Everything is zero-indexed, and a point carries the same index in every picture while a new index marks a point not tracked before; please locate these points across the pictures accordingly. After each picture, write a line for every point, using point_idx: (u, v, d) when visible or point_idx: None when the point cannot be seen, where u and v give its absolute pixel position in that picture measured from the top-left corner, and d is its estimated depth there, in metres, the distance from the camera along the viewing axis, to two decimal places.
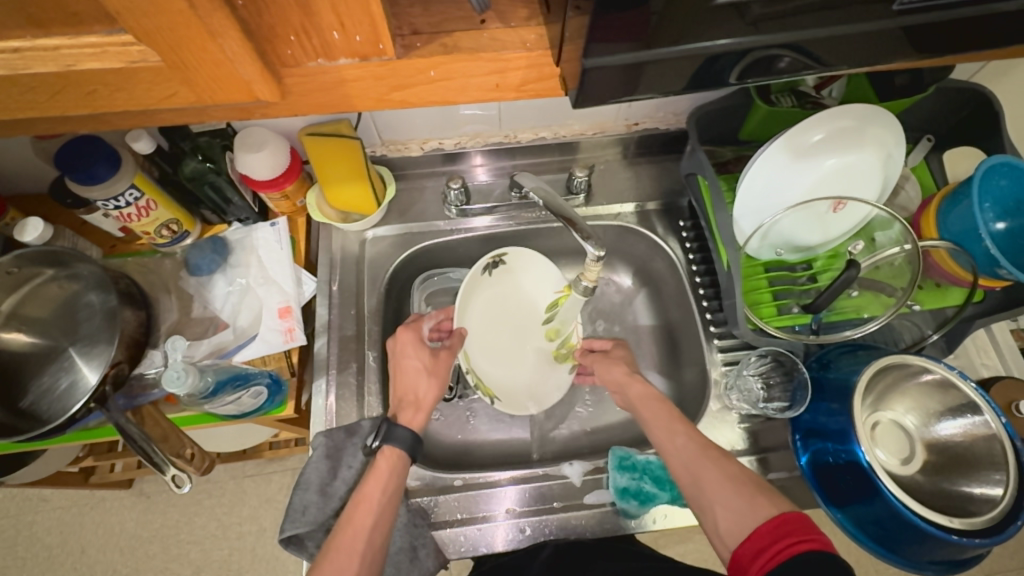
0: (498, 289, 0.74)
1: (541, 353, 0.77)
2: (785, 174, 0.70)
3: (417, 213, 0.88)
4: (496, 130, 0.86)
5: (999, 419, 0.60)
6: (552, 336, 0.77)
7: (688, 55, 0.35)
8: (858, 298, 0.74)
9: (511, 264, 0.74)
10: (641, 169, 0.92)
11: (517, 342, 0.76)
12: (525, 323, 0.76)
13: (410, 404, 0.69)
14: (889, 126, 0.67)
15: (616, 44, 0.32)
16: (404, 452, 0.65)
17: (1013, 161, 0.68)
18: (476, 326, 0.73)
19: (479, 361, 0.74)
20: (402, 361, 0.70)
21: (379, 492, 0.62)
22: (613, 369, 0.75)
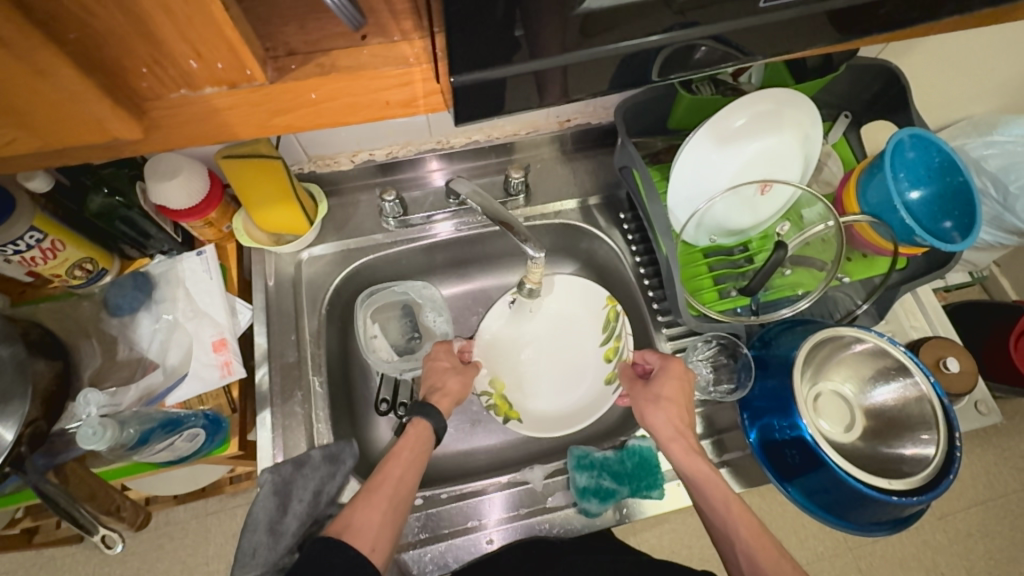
0: (548, 317, 0.83)
1: (598, 375, 0.80)
2: (711, 162, 0.71)
3: (353, 228, 0.85)
4: (428, 136, 0.84)
5: (927, 379, 0.63)
6: (609, 356, 0.80)
7: (597, 59, 0.34)
8: (792, 276, 0.76)
9: (561, 292, 0.83)
10: (578, 164, 0.91)
11: (570, 367, 0.82)
12: (580, 348, 0.82)
13: (440, 391, 0.72)
14: (803, 108, 0.70)
15: (508, 55, 0.32)
16: (435, 429, 0.67)
17: (920, 132, 0.72)
18: (501, 356, 0.82)
19: (513, 384, 0.81)
20: (436, 362, 0.75)
21: (409, 449, 0.64)
22: (656, 414, 0.68)
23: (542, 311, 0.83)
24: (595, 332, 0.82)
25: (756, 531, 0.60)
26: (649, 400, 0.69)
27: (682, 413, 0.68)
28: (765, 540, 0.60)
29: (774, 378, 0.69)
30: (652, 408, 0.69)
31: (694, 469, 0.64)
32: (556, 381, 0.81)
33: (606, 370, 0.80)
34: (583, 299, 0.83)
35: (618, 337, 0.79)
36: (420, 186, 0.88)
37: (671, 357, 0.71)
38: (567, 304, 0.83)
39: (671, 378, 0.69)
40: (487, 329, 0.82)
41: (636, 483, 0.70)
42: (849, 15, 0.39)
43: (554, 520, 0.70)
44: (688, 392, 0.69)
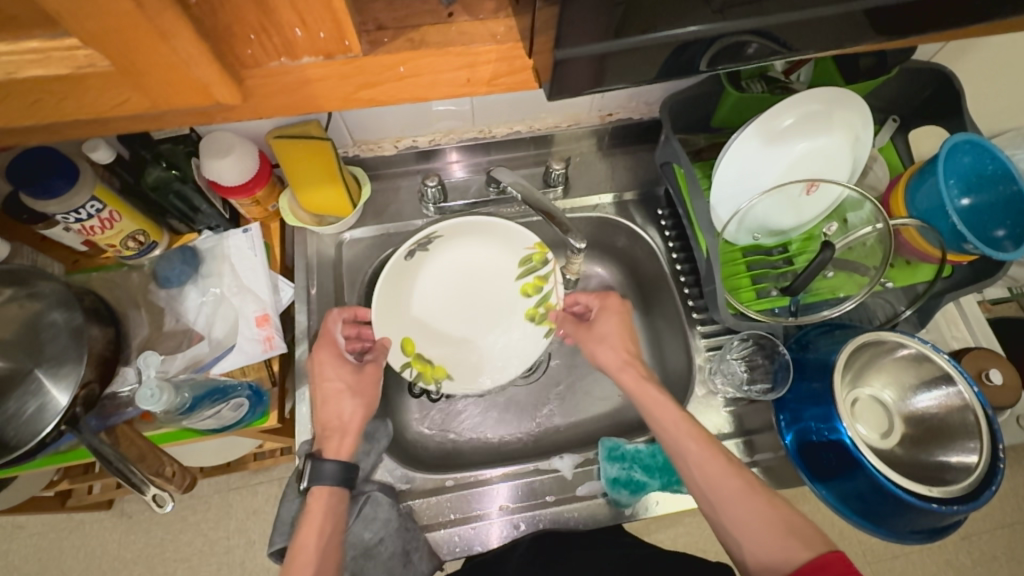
0: (447, 264, 0.81)
1: (517, 309, 0.81)
2: (756, 161, 0.70)
3: (393, 214, 0.86)
4: (470, 125, 0.85)
5: (971, 389, 0.62)
6: (530, 290, 0.80)
7: (669, 43, 0.35)
8: (833, 279, 0.75)
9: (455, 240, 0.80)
10: (616, 160, 0.91)
11: (479, 306, 0.81)
12: (500, 285, 0.81)
13: (336, 429, 0.67)
14: (856, 109, 0.69)
15: (588, 37, 0.32)
16: (338, 488, 0.63)
17: (976, 138, 0.70)
18: (407, 312, 0.78)
19: (427, 346, 0.78)
20: (323, 384, 0.68)
21: (316, 537, 0.60)
22: (603, 350, 0.73)
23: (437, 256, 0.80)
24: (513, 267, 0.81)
25: (709, 447, 0.63)
26: (591, 339, 0.75)
27: (624, 345, 0.73)
28: (719, 461, 0.62)
29: (813, 380, 0.68)
30: (598, 345, 0.74)
31: (641, 396, 0.68)
32: (469, 325, 0.80)
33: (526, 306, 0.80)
34: (502, 233, 0.80)
35: (542, 276, 0.79)
36: (460, 174, 0.89)
37: (607, 296, 0.77)
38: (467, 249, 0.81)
39: (610, 314, 0.75)
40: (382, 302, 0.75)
41: (667, 477, 0.70)
42: (913, 13, 0.39)
43: (581, 509, 0.70)
44: (626, 326, 0.75)
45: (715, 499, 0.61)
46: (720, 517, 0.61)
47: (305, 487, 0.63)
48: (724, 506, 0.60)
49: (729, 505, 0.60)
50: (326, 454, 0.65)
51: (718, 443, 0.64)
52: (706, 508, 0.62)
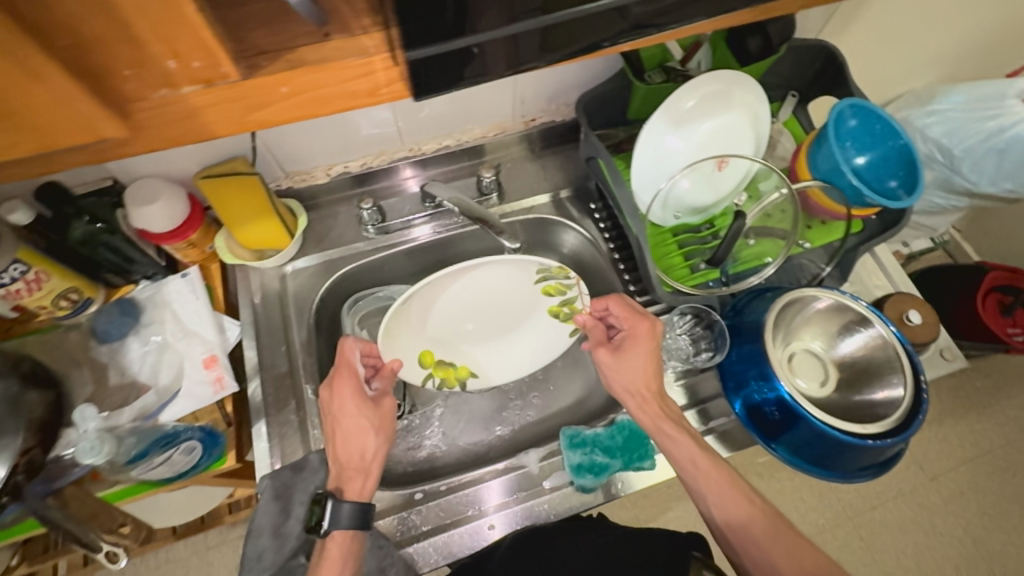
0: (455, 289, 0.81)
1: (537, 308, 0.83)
2: (670, 145, 0.75)
3: (334, 239, 0.87)
4: (399, 145, 0.87)
5: (888, 327, 0.67)
6: (552, 291, 0.81)
7: (535, 37, 0.38)
8: (757, 246, 0.80)
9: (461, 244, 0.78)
10: (546, 161, 0.96)
11: (494, 304, 0.83)
12: (517, 296, 0.82)
13: (357, 470, 0.64)
14: (749, 87, 0.75)
15: None
16: (357, 531, 0.61)
17: (857, 101, 0.77)
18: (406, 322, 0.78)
19: (440, 347, 0.81)
20: (340, 418, 0.65)
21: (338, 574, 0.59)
22: (630, 376, 0.70)
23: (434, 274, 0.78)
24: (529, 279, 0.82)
25: (719, 477, 0.65)
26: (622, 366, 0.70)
27: (647, 378, 0.69)
28: (736, 498, 0.64)
29: (750, 342, 0.72)
30: (619, 372, 0.70)
31: (658, 437, 0.67)
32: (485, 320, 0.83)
33: (549, 304, 0.82)
34: (501, 272, 0.81)
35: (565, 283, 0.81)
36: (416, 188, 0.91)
37: (639, 321, 0.71)
38: (476, 289, 0.82)
39: (639, 346, 0.70)
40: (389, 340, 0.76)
41: (628, 456, 0.70)
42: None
43: (551, 500, 0.71)
44: (654, 358, 0.70)
45: (732, 534, 0.64)
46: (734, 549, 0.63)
47: (324, 532, 0.60)
48: (736, 537, 0.63)
49: (745, 542, 0.62)
50: (347, 495, 0.62)
51: (745, 483, 0.66)
52: (725, 545, 0.64)
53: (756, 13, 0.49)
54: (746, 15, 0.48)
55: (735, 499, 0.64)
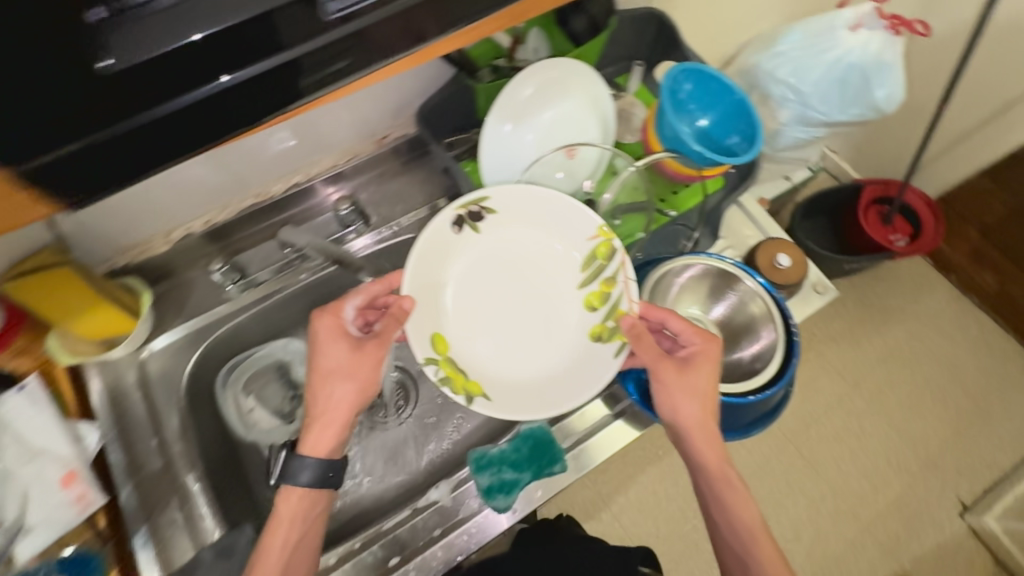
0: (488, 258, 0.71)
1: (569, 300, 0.71)
2: (511, 144, 0.74)
3: (192, 307, 0.80)
4: (242, 192, 0.81)
5: (755, 280, 0.71)
6: (595, 302, 0.69)
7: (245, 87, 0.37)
8: (626, 223, 0.80)
9: (509, 216, 0.71)
10: (411, 175, 0.91)
11: (532, 302, 0.71)
12: (543, 280, 0.71)
13: (317, 419, 0.65)
14: (578, 71, 0.74)
15: None
16: (314, 494, 0.64)
17: (688, 65, 0.77)
18: (430, 264, 0.68)
19: (455, 343, 0.69)
20: (317, 361, 0.65)
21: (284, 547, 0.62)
22: (687, 399, 0.66)
23: (482, 238, 0.70)
24: (575, 271, 0.71)
25: (727, 479, 0.67)
26: (676, 395, 0.66)
27: (704, 404, 0.66)
28: (757, 527, 0.66)
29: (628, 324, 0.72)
30: (681, 396, 0.66)
31: (716, 479, 0.67)
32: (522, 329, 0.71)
33: (590, 322, 0.69)
34: (567, 219, 0.70)
35: (610, 278, 0.68)
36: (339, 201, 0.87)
37: (710, 344, 0.67)
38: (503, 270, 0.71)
39: (708, 365, 0.66)
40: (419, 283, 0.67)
41: (537, 464, 0.69)
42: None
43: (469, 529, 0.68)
44: (716, 379, 0.67)
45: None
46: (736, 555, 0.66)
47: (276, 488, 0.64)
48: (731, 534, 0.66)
49: (754, 550, 0.65)
50: (302, 450, 0.64)
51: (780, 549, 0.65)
52: None
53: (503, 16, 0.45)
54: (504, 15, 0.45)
55: (766, 545, 0.64)
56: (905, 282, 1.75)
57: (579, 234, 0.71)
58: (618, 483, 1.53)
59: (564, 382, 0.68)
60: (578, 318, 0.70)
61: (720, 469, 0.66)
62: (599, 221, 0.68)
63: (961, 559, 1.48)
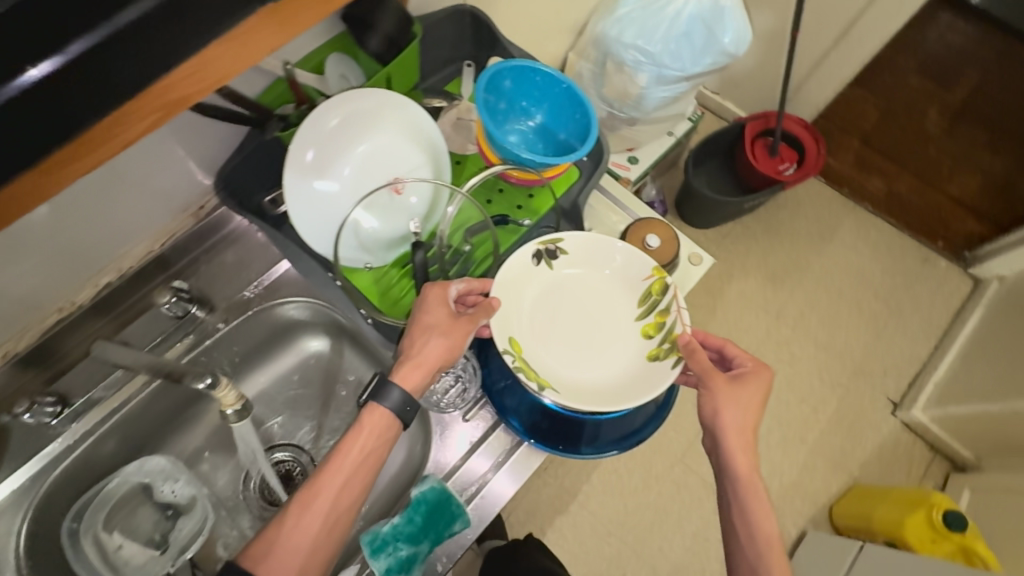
0: (558, 288, 0.69)
1: (628, 331, 0.67)
2: (326, 194, 0.68)
3: (19, 453, 0.70)
4: (41, 310, 0.70)
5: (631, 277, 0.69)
6: (651, 332, 0.66)
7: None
8: (476, 247, 0.74)
9: (581, 246, 0.69)
10: (243, 243, 0.83)
11: (601, 324, 0.68)
12: (615, 319, 0.68)
13: (413, 359, 0.61)
14: (383, 98, 0.69)
15: None
16: (391, 420, 0.60)
17: (506, 62, 0.71)
18: (507, 293, 0.66)
19: (530, 347, 0.65)
20: (419, 315, 0.62)
21: (356, 455, 0.59)
22: (739, 430, 0.61)
23: (571, 263, 0.69)
24: (631, 304, 0.68)
25: (768, 529, 0.58)
26: (732, 408, 0.61)
27: (749, 423, 0.61)
28: (775, 537, 0.58)
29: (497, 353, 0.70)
30: (727, 405, 0.61)
31: (745, 476, 0.60)
32: (579, 352, 0.67)
33: (646, 346, 0.66)
34: (604, 249, 0.69)
35: (664, 310, 0.66)
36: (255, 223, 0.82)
37: (759, 369, 0.64)
38: (591, 267, 0.69)
39: (754, 385, 0.63)
40: (508, 277, 0.66)
41: (435, 531, 0.64)
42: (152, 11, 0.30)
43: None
44: (763, 405, 0.63)
45: None
46: (748, 564, 0.59)
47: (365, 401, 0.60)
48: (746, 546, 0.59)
49: (765, 554, 0.57)
50: (395, 379, 0.61)
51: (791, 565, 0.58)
52: None
53: (133, 112, 0.32)
54: (134, 110, 0.32)
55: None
56: (808, 203, 1.76)
57: (633, 272, 0.69)
58: (577, 472, 1.50)
59: (626, 390, 0.64)
60: (627, 359, 0.66)
61: (752, 484, 0.60)
62: (653, 261, 0.68)
63: (904, 457, 1.53)
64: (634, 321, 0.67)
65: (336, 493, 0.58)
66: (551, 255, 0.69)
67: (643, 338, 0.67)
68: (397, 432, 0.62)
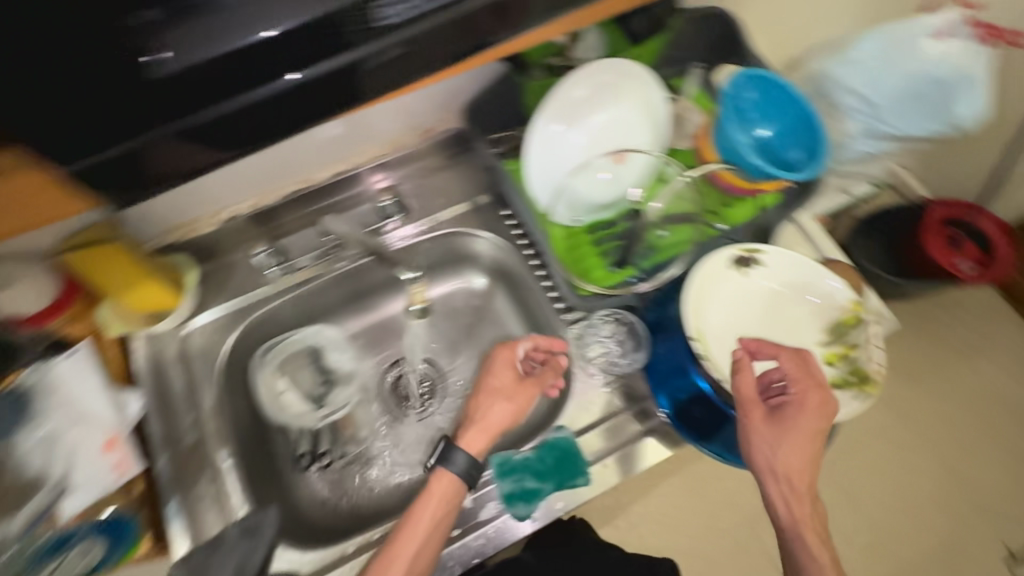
0: (748, 295, 0.69)
1: (810, 353, 0.66)
2: (561, 143, 0.72)
3: (235, 287, 0.82)
4: (289, 178, 0.82)
5: (824, 304, 0.68)
6: (833, 361, 0.65)
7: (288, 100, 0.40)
8: (671, 236, 0.77)
9: (779, 261, 0.69)
10: (450, 172, 0.90)
11: (784, 338, 0.67)
12: (798, 338, 0.67)
13: (478, 424, 0.69)
14: (636, 74, 0.72)
15: (224, 104, 0.38)
16: (456, 485, 0.65)
17: (751, 72, 0.74)
18: (702, 285, 0.67)
19: (715, 342, 0.65)
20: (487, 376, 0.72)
21: (433, 517, 0.63)
22: (801, 457, 0.59)
23: (765, 276, 0.69)
24: (816, 329, 0.67)
25: (820, 544, 0.59)
26: (781, 441, 0.59)
27: (802, 459, 0.59)
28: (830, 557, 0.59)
29: (671, 339, 0.71)
30: (766, 446, 0.59)
31: (795, 500, 0.60)
32: (759, 359, 0.66)
33: (828, 372, 0.65)
34: (801, 270, 0.69)
35: (852, 342, 0.65)
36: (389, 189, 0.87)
37: (810, 388, 0.60)
38: (784, 284, 0.69)
39: (803, 415, 0.60)
40: (705, 271, 0.67)
41: (560, 476, 0.68)
42: None
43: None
44: (813, 438, 0.60)
45: None
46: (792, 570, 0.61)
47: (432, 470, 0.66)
48: (808, 562, 0.59)
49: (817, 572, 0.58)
50: (459, 444, 0.67)
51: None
52: None
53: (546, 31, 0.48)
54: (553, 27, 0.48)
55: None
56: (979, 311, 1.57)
57: (824, 301, 0.68)
58: None
59: (803, 407, 0.62)
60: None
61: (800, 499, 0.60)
62: (849, 293, 0.67)
63: None
64: (816, 346, 0.66)
65: (416, 552, 0.62)
66: (748, 262, 0.69)
67: (822, 364, 0.65)
68: (461, 497, 0.66)
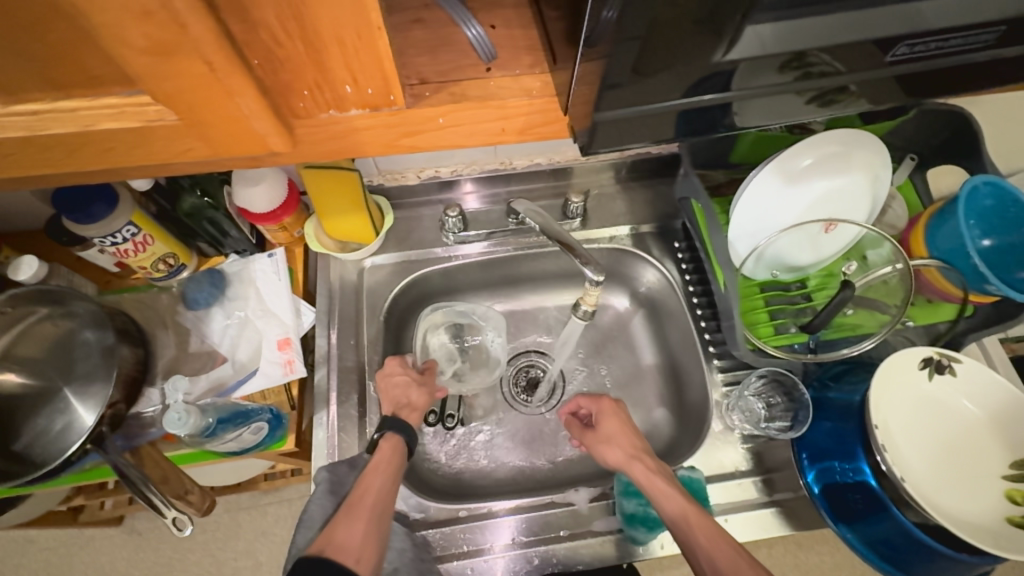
0: (934, 400, 0.66)
1: (992, 482, 0.62)
2: (774, 199, 0.72)
3: (415, 241, 0.88)
4: (492, 157, 0.87)
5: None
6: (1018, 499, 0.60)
7: (607, 126, 0.38)
8: (854, 316, 0.74)
9: (982, 378, 0.65)
10: (633, 193, 0.92)
11: (963, 457, 0.64)
12: (980, 462, 0.63)
13: (406, 407, 0.73)
14: (875, 149, 0.70)
15: (616, 108, 0.37)
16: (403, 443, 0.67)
17: (998, 180, 0.69)
18: (892, 374, 0.65)
19: (888, 434, 0.64)
20: (391, 379, 0.75)
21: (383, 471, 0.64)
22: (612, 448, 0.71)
23: (956, 391, 0.66)
24: (1005, 459, 0.63)
25: (716, 530, 0.59)
26: (597, 445, 0.73)
27: (626, 438, 0.71)
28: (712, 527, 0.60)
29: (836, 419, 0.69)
30: (603, 444, 0.72)
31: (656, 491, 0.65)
32: (931, 468, 0.63)
33: (1008, 507, 0.60)
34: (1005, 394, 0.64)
35: None
36: (476, 205, 0.90)
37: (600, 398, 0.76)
38: (979, 402, 0.65)
39: (605, 412, 0.75)
40: (900, 363, 0.65)
41: None
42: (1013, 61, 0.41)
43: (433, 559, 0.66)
44: (627, 422, 0.74)
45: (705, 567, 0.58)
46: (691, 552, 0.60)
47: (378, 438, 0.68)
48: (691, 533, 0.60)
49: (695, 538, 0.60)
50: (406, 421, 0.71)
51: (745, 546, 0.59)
52: None
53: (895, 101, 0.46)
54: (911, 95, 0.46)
55: (716, 537, 0.59)
56: None
57: None
58: None
59: (972, 530, 0.59)
60: (977, 505, 0.61)
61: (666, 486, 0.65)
62: None
63: None
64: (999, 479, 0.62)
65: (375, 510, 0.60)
66: (944, 368, 0.66)
67: (1002, 499, 0.61)
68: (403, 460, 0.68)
